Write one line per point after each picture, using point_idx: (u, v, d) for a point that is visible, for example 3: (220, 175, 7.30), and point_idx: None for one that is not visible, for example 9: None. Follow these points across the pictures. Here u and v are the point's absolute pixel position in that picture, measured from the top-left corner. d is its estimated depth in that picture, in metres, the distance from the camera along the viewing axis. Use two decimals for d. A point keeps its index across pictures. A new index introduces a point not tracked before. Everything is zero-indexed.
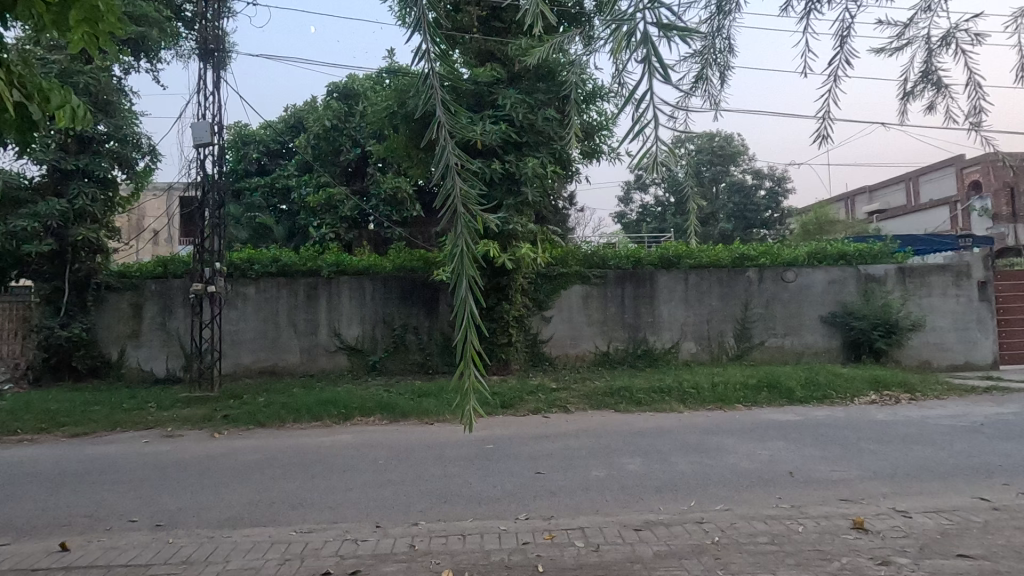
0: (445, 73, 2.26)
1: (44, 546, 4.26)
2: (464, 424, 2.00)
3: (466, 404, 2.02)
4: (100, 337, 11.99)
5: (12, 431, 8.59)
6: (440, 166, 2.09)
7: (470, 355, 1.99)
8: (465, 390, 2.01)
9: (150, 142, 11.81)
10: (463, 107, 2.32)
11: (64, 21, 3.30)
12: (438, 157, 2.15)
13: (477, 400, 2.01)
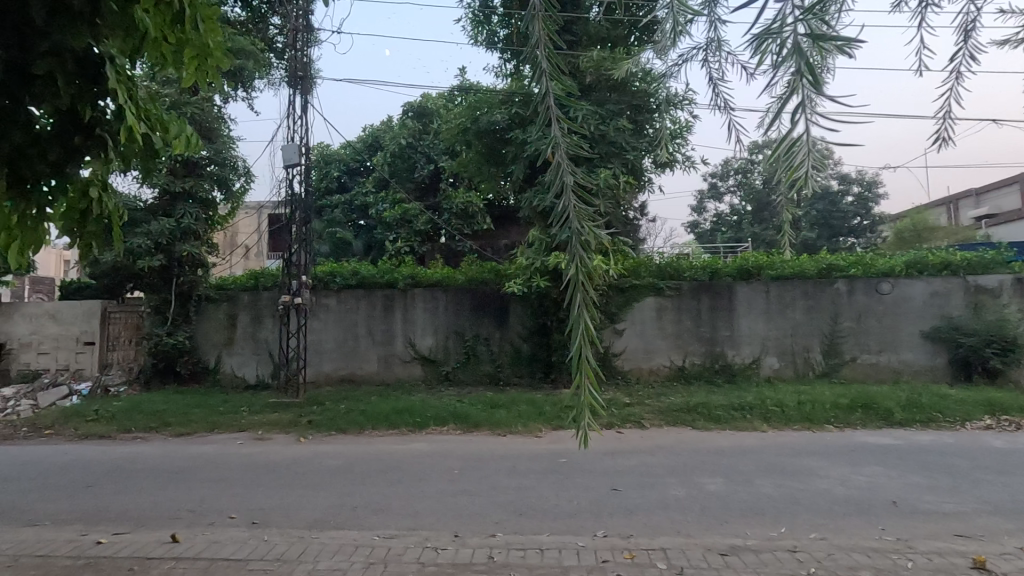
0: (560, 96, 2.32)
1: (158, 536, 4.66)
2: (578, 438, 2.00)
3: (582, 421, 2.02)
4: (200, 345, 13.02)
5: (127, 429, 9.48)
6: (556, 187, 2.14)
7: (584, 370, 1.98)
8: (578, 404, 1.99)
9: (245, 164, 12.82)
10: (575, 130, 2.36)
11: (180, 61, 3.65)
12: (554, 179, 2.20)
13: (590, 415, 2.00)
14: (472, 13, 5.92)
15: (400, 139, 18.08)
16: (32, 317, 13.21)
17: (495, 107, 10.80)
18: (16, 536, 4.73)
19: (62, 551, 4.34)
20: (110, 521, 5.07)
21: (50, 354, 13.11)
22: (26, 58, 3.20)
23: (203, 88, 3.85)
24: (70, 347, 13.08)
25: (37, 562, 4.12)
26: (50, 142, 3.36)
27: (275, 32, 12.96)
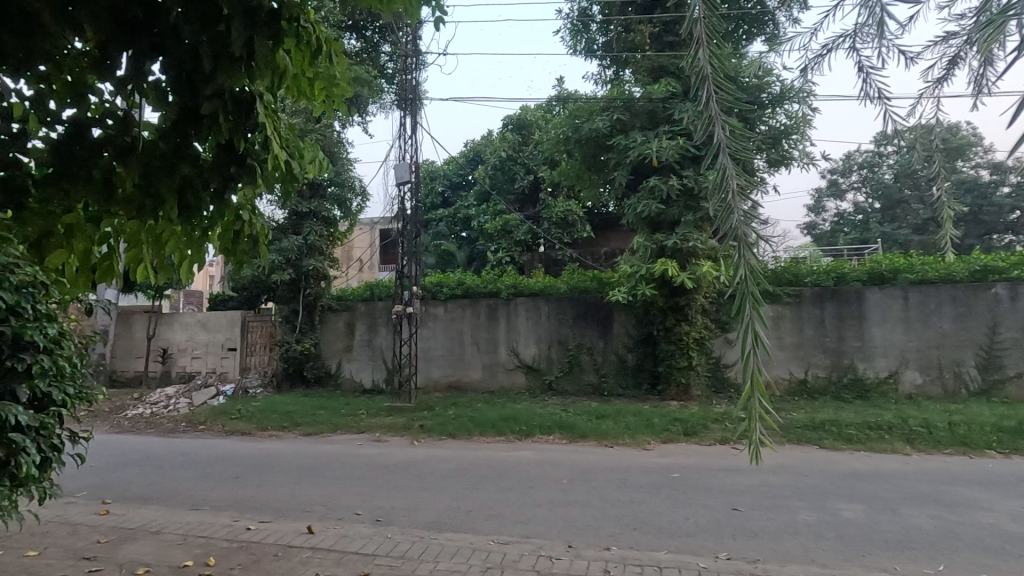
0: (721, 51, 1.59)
1: (296, 526, 5.09)
2: (749, 456, 1.37)
3: (750, 432, 1.36)
4: (323, 351, 14.12)
5: (265, 428, 10.50)
6: (717, 177, 1.43)
7: (757, 379, 1.33)
8: (751, 414, 1.34)
9: (362, 184, 14.04)
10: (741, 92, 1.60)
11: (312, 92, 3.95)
12: (711, 169, 1.48)
13: (767, 427, 1.35)
14: (571, 25, 5.98)
15: (500, 152, 18.44)
16: (187, 325, 15.14)
17: (595, 115, 10.63)
18: (182, 518, 5.40)
19: (219, 534, 4.88)
20: (256, 510, 5.63)
21: (202, 358, 14.94)
22: (194, 101, 3.45)
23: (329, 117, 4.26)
24: (217, 352, 14.81)
25: (201, 542, 4.67)
26: (212, 169, 3.60)
27: (386, 58, 13.90)
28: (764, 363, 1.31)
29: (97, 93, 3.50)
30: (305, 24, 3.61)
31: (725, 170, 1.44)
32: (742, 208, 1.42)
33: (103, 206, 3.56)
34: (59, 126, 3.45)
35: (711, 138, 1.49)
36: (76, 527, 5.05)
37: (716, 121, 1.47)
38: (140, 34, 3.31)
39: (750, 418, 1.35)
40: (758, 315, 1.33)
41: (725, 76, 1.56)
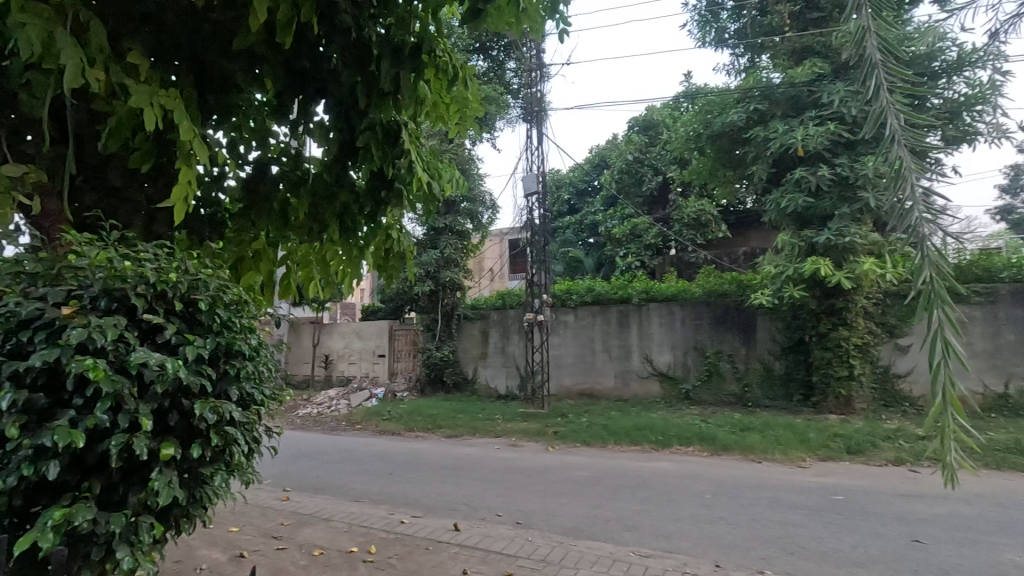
0: (893, 27, 1.34)
1: (444, 523, 5.43)
2: (945, 480, 1.12)
3: (943, 458, 1.11)
4: (461, 358, 14.88)
5: (413, 429, 11.34)
6: (893, 173, 1.20)
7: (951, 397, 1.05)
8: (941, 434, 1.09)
9: (492, 198, 14.78)
10: (921, 72, 1.35)
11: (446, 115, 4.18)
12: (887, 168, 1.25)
13: (963, 448, 1.08)
14: (701, 17, 5.71)
15: (627, 155, 18.03)
16: (345, 334, 16.89)
17: (729, 108, 10.03)
18: (346, 508, 6.02)
19: (378, 525, 5.37)
20: (408, 505, 6.10)
21: (357, 364, 16.56)
22: (352, 135, 3.87)
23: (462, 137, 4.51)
24: (370, 358, 16.32)
25: (363, 531, 5.17)
26: (366, 194, 4.07)
27: (511, 75, 14.43)
28: (960, 374, 1.04)
29: (274, 134, 4.06)
30: (442, 54, 3.84)
31: (900, 162, 1.20)
32: (917, 199, 1.18)
33: (280, 232, 4.16)
34: (246, 165, 4.09)
35: (883, 131, 1.26)
36: (264, 509, 5.86)
37: (890, 108, 1.23)
38: (308, 81, 3.75)
39: (940, 435, 1.09)
40: (949, 318, 1.07)
41: (900, 55, 1.31)
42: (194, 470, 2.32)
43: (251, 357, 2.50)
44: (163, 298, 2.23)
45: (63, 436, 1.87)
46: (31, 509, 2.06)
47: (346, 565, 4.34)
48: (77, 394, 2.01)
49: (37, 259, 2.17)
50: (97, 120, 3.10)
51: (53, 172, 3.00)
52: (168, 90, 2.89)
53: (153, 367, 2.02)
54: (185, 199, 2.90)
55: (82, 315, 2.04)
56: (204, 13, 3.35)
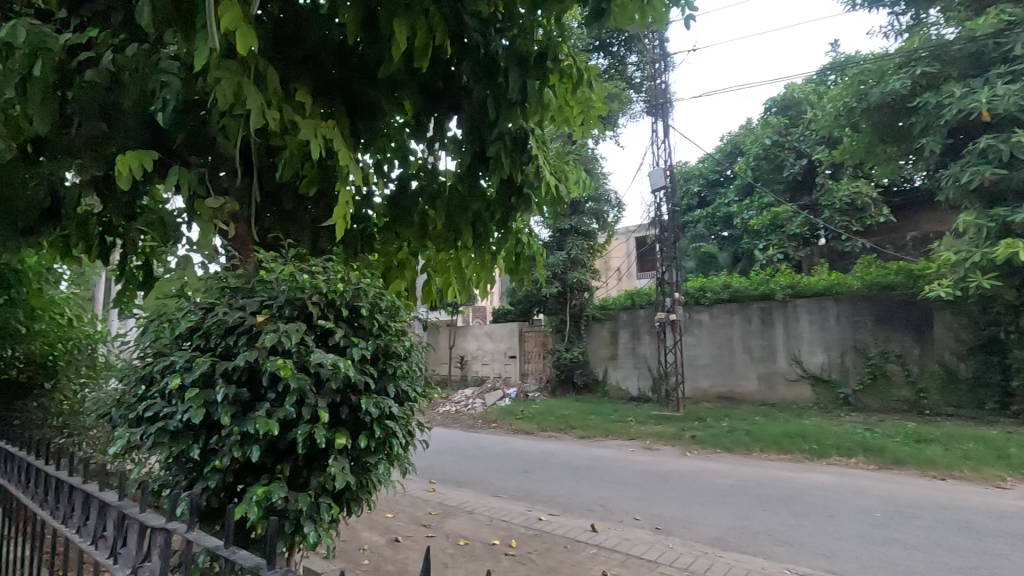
0: None
1: (581, 523, 5.46)
2: None
3: None
4: (591, 359, 14.80)
5: (545, 429, 11.51)
6: None
7: None
8: None
9: (618, 196, 14.71)
10: None
11: (573, 119, 4.20)
12: None
13: None
14: None
15: (764, 139, 16.63)
16: (478, 336, 17.67)
17: (888, 75, 8.87)
18: (487, 502, 6.29)
19: (517, 520, 5.55)
20: (545, 503, 6.21)
21: (490, 364, 17.22)
22: (482, 145, 4.05)
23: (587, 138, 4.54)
24: (501, 359, 16.90)
25: (503, 525, 5.38)
26: (497, 202, 4.27)
27: (633, 68, 14.13)
28: None
29: (413, 152, 4.38)
30: (567, 58, 3.86)
31: None
32: None
33: (421, 241, 4.50)
34: (391, 182, 4.46)
35: None
36: (414, 499, 6.34)
37: None
38: (441, 99, 4.00)
39: None
40: None
41: None
42: (361, 458, 2.59)
43: (405, 357, 2.74)
44: (333, 306, 2.54)
45: (263, 425, 2.21)
46: (238, 487, 2.44)
47: (490, 556, 4.54)
48: (271, 389, 2.36)
49: (236, 275, 2.56)
50: (273, 153, 3.60)
51: (242, 201, 3.53)
52: (327, 122, 3.27)
53: (328, 366, 2.31)
54: (344, 216, 3.27)
55: (271, 321, 2.37)
56: (353, 49, 3.72)
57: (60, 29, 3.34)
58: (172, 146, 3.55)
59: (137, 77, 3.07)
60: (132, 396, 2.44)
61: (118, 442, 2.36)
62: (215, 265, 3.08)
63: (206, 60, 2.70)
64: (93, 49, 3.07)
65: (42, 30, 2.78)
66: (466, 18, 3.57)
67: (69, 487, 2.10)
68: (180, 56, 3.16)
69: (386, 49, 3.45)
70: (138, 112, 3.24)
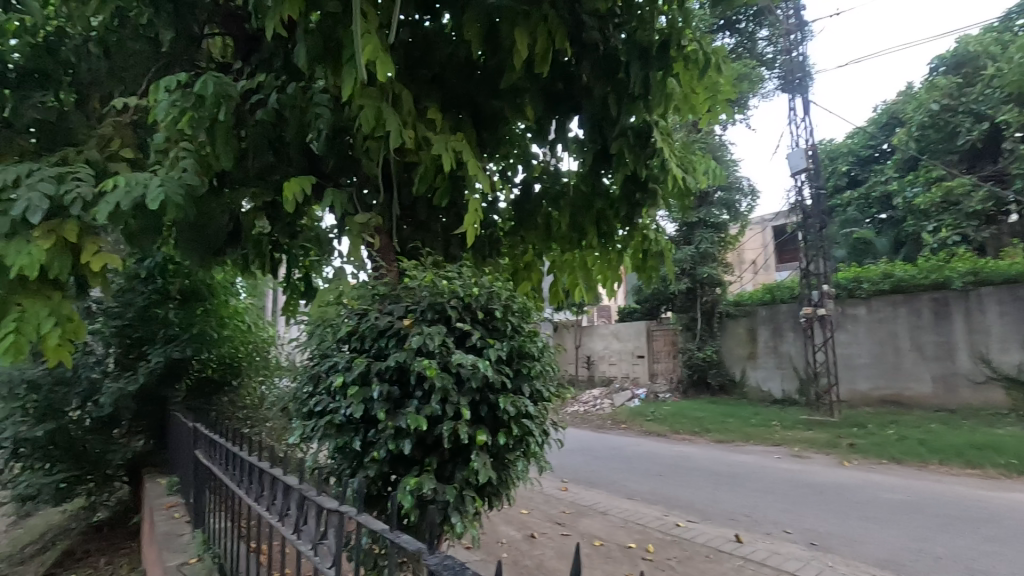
0: None
1: (724, 532, 5.16)
2: None
3: None
4: (727, 359, 13.90)
5: (679, 432, 11.04)
6: None
7: None
8: None
9: (750, 183, 13.71)
10: None
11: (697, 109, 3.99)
12: None
13: None
14: None
15: (930, 104, 14.45)
16: (604, 336, 17.48)
17: None
18: (621, 504, 6.20)
19: (654, 524, 5.40)
20: (682, 509, 5.96)
21: (618, 364, 16.94)
22: (604, 143, 3.99)
23: (715, 125, 4.29)
24: (629, 359, 16.53)
25: (639, 529, 5.26)
26: (621, 199, 4.21)
27: (763, 44, 13.09)
28: None
29: (535, 156, 4.46)
30: (691, 45, 3.62)
31: None
32: None
33: (546, 243, 4.57)
34: (515, 187, 4.58)
35: None
36: (548, 496, 6.45)
37: None
38: (561, 101, 4.03)
39: None
40: None
41: None
42: (500, 455, 2.70)
43: (538, 357, 2.81)
44: (468, 309, 2.68)
45: (413, 420, 2.40)
46: (392, 477, 2.66)
47: (627, 559, 4.46)
48: (417, 388, 2.55)
49: (384, 283, 2.80)
50: (409, 169, 3.89)
51: (385, 214, 3.86)
52: (456, 135, 3.45)
53: (469, 366, 2.45)
54: (475, 223, 3.43)
55: (416, 324, 2.57)
56: (475, 63, 3.88)
57: (235, 78, 3.90)
58: (326, 170, 3.99)
59: (296, 112, 3.49)
60: (303, 393, 2.78)
61: (295, 433, 2.70)
62: (364, 274, 3.40)
63: (352, 90, 2.99)
64: (261, 91, 3.54)
65: (223, 80, 3.26)
66: (584, 18, 3.53)
67: (259, 470, 2.45)
68: (329, 89, 3.53)
69: (507, 60, 3.56)
70: (298, 142, 3.68)
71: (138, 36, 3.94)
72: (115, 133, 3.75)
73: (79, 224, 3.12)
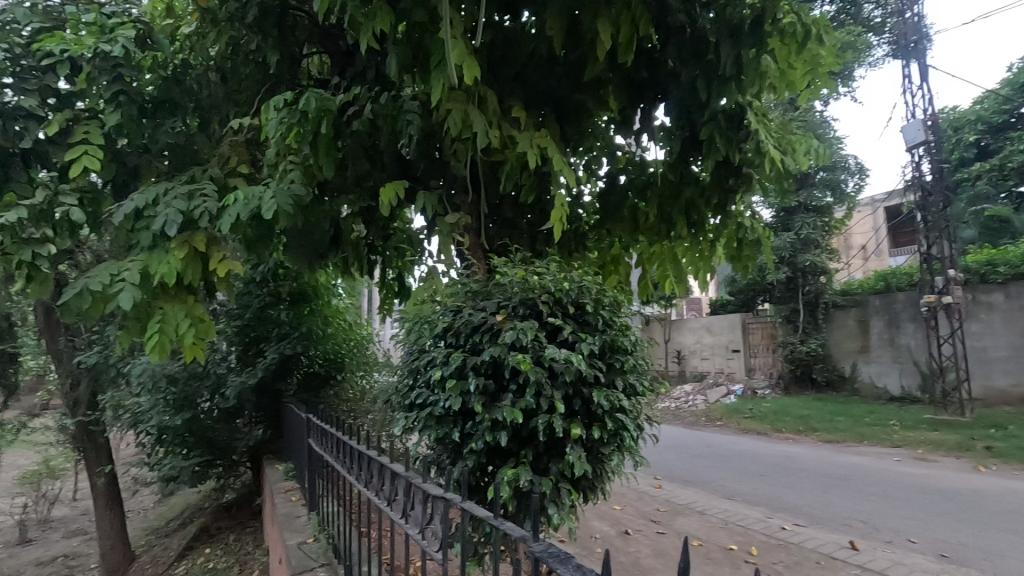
0: None
1: (837, 538, 4.81)
2: None
3: None
4: (834, 353, 12.88)
5: (781, 430, 10.41)
6: None
7: None
8: None
9: (858, 161, 12.62)
10: None
11: (795, 86, 3.73)
12: None
13: None
14: None
15: None
16: (695, 330, 16.81)
17: None
18: (719, 504, 5.96)
19: (757, 526, 5.14)
20: (788, 512, 5.62)
21: (711, 359, 16.22)
22: (694, 129, 3.85)
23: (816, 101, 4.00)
24: (723, 354, 15.78)
25: (741, 530, 5.03)
26: (713, 186, 4.04)
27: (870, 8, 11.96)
28: None
29: (620, 147, 4.39)
30: (787, 17, 3.39)
31: None
32: None
33: (633, 236, 4.49)
34: (600, 180, 4.53)
35: None
36: (641, 493, 6.33)
37: None
38: (647, 89, 3.93)
39: None
40: None
41: None
42: (595, 449, 2.70)
43: (631, 351, 2.79)
44: (560, 304, 2.70)
45: (509, 413, 2.46)
46: (490, 468, 2.75)
47: (728, 562, 4.29)
48: (512, 381, 2.61)
49: (476, 280, 2.88)
50: (496, 168, 3.97)
51: (473, 214, 3.97)
52: (540, 132, 3.48)
53: (562, 360, 2.48)
54: (562, 219, 3.44)
55: (509, 320, 2.63)
56: (556, 58, 3.87)
57: (333, 91, 4.17)
58: (416, 174, 4.16)
59: (389, 121, 3.67)
60: (404, 386, 2.93)
61: (398, 424, 2.85)
62: (455, 272, 3.52)
63: (440, 95, 3.11)
64: (357, 103, 3.75)
65: (324, 95, 3.50)
66: (668, 2, 3.41)
67: (367, 458, 2.62)
68: (418, 96, 3.67)
69: (590, 52, 3.53)
70: (391, 149, 3.88)
71: (249, 62, 4.33)
72: (232, 151, 4.15)
73: (207, 235, 3.50)
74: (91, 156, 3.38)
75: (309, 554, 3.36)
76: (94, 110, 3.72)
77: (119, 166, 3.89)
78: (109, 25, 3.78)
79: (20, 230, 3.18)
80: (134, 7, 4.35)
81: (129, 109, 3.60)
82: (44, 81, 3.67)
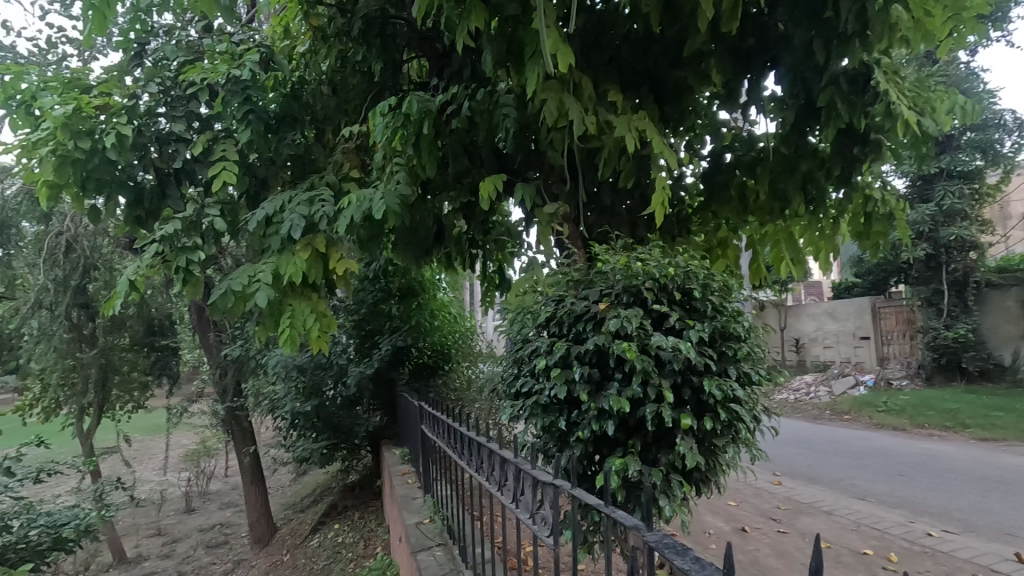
0: None
1: (998, 549, 4.22)
2: None
3: None
4: (989, 339, 11.28)
5: (924, 426, 9.30)
6: None
7: None
8: None
9: (1016, 115, 10.83)
10: None
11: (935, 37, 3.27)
12: None
13: None
14: None
15: None
16: (816, 316, 15.47)
17: None
18: (850, 504, 5.47)
19: (897, 531, 4.66)
20: (935, 517, 5.02)
21: (835, 347, 14.87)
22: (811, 97, 3.52)
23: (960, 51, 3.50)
24: (850, 341, 14.38)
25: (877, 534, 4.58)
26: (833, 157, 3.68)
27: None
28: None
29: (725, 123, 4.13)
30: None
31: None
32: None
33: (741, 217, 4.23)
34: (704, 159, 4.29)
35: None
36: (759, 490, 5.97)
37: None
38: (754, 58, 3.65)
39: None
40: None
41: None
42: (708, 441, 2.60)
43: (745, 338, 2.64)
44: (665, 290, 2.61)
45: (615, 402, 2.43)
46: (597, 457, 2.73)
47: (863, 567, 3.93)
48: (618, 370, 2.58)
49: (577, 269, 2.86)
50: (593, 155, 3.90)
51: (570, 203, 3.94)
52: (639, 114, 3.37)
53: (669, 349, 2.41)
54: (663, 202, 3.31)
55: (612, 308, 2.59)
56: (653, 35, 3.70)
57: (432, 92, 4.33)
58: (514, 167, 4.21)
59: (485, 116, 3.75)
60: (509, 375, 2.98)
61: (506, 412, 2.92)
62: (555, 262, 3.52)
63: (535, 86, 3.11)
64: (455, 102, 3.86)
65: (425, 97, 3.65)
66: None
67: (478, 444, 2.71)
68: (513, 89, 3.71)
69: (690, 25, 3.35)
70: (489, 144, 3.95)
71: (356, 73, 4.61)
72: (345, 158, 4.45)
73: (326, 236, 3.80)
74: (228, 171, 3.79)
75: (426, 533, 3.56)
76: (229, 130, 4.17)
77: (251, 178, 4.33)
78: (238, 52, 4.22)
79: (176, 240, 3.66)
80: (257, 33, 4.80)
81: (257, 126, 3.98)
82: (189, 108, 4.18)
